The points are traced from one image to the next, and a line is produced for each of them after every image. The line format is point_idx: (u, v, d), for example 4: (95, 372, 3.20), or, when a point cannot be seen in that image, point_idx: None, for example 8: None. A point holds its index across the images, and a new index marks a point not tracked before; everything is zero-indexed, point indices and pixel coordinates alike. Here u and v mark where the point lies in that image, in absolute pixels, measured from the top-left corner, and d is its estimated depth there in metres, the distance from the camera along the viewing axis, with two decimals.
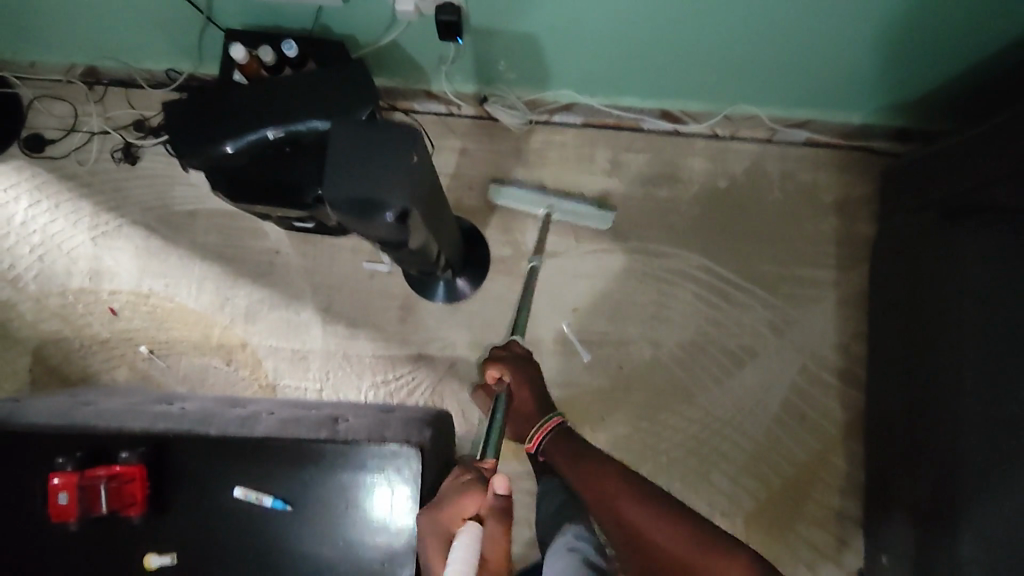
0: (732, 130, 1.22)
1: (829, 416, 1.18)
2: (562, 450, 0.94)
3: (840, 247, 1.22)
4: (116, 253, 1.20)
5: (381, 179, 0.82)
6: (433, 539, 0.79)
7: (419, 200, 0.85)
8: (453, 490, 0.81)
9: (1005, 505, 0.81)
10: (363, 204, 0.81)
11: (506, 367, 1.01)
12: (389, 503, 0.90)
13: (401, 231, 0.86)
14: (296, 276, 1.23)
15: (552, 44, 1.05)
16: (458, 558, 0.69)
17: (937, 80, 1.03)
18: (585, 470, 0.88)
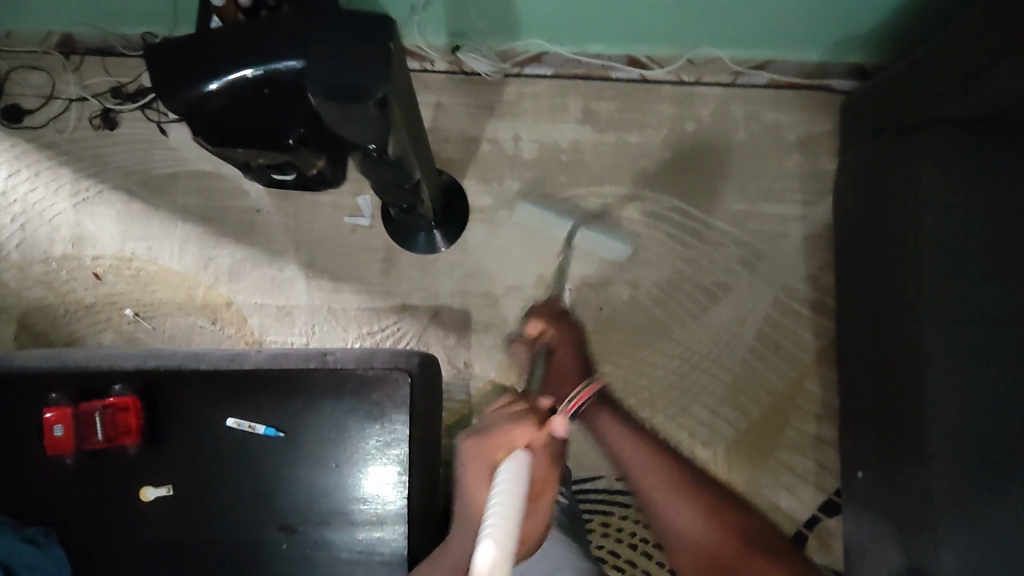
0: (697, 75, 1.29)
1: (798, 345, 1.27)
2: (605, 420, 0.87)
3: (804, 182, 1.30)
4: (98, 219, 1.21)
5: (362, 63, 0.71)
6: (475, 462, 0.68)
7: (398, 95, 0.77)
8: (504, 417, 0.70)
9: (956, 387, 0.97)
10: (343, 92, 0.71)
11: (549, 322, 1.04)
12: (387, 426, 0.89)
13: (382, 125, 0.77)
14: (277, 233, 1.22)
15: None
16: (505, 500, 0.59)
17: (876, 19, 1.13)
18: (630, 443, 0.81)
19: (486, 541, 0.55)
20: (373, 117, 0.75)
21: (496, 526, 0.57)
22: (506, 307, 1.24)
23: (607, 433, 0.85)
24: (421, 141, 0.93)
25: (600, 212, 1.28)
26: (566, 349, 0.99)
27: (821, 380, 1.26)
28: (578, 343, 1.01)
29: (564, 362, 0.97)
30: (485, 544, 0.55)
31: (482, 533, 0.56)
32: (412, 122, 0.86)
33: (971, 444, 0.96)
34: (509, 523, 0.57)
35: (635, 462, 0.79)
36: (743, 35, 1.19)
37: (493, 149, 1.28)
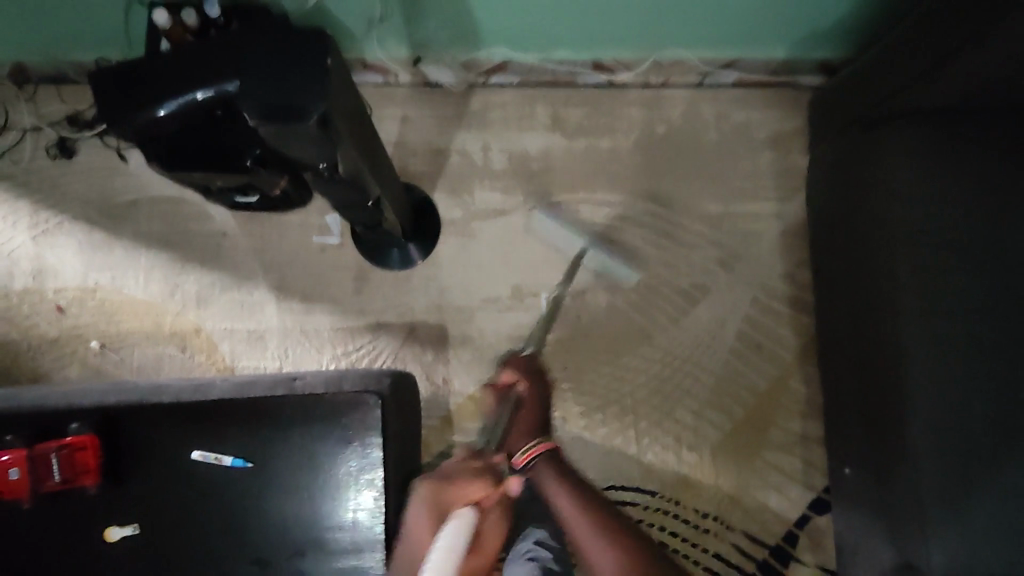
0: (664, 78, 1.29)
1: (778, 342, 1.26)
2: (552, 484, 0.84)
3: (776, 179, 1.30)
4: (59, 249, 1.18)
5: (298, 82, 0.70)
6: (427, 509, 0.73)
7: (342, 107, 0.75)
8: (466, 471, 0.78)
9: (930, 379, 0.97)
10: (280, 111, 0.69)
11: (525, 377, 1.03)
12: (358, 448, 0.86)
13: (325, 144, 0.74)
14: (244, 256, 1.20)
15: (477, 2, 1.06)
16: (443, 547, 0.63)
17: (836, 13, 1.13)
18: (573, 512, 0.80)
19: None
20: (315, 136, 0.72)
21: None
22: (483, 320, 1.23)
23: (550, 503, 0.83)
24: (376, 153, 0.90)
25: (574, 219, 1.27)
26: (534, 406, 0.99)
27: (804, 377, 1.25)
28: (546, 404, 1.00)
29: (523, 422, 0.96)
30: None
31: None
32: (363, 135, 0.84)
33: (954, 436, 0.95)
34: None
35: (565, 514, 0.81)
36: (706, 35, 1.19)
37: (462, 160, 1.27)
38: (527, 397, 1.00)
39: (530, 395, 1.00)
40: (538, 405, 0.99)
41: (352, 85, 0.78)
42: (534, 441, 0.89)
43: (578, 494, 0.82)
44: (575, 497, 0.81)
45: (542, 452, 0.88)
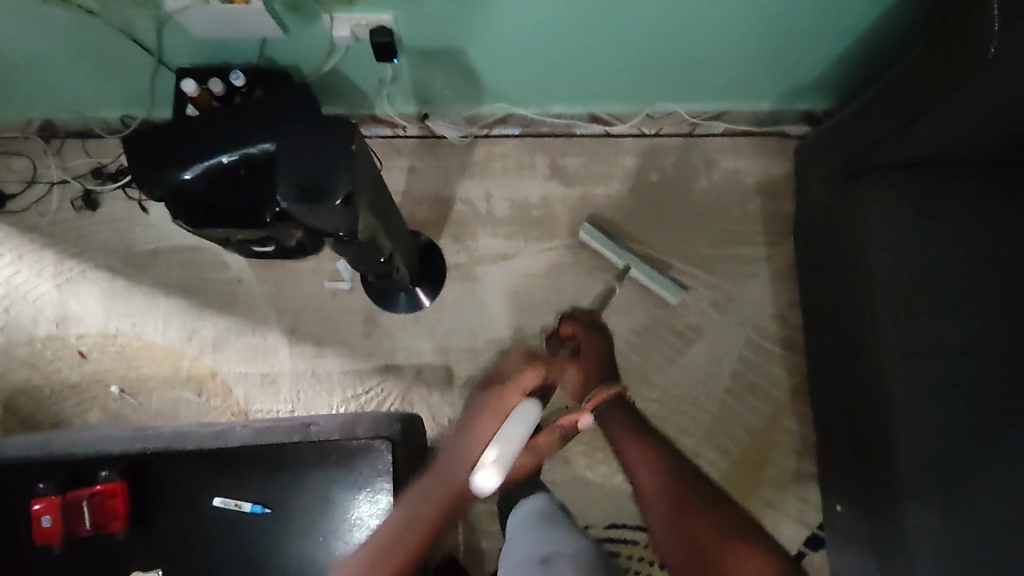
0: (656, 128, 1.36)
1: (771, 381, 1.31)
2: (615, 418, 0.90)
3: (766, 224, 1.36)
4: (81, 297, 1.24)
5: (331, 154, 0.79)
6: (491, 408, 0.79)
7: (363, 185, 0.82)
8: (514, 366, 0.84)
9: (920, 423, 1.02)
10: (308, 191, 0.77)
11: (583, 326, 1.05)
12: (369, 486, 0.90)
13: (348, 216, 0.81)
14: (259, 301, 1.25)
15: (481, 63, 1.14)
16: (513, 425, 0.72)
17: (818, 68, 1.20)
18: (623, 424, 0.89)
19: (493, 444, 0.70)
20: (339, 212, 0.80)
21: (510, 437, 0.72)
22: (488, 361, 1.28)
23: (615, 437, 0.88)
24: (388, 213, 0.96)
25: (573, 263, 1.32)
26: (589, 356, 1.00)
27: (796, 414, 1.30)
28: (602, 351, 1.02)
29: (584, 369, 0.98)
30: (492, 449, 0.69)
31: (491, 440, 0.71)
32: (381, 200, 0.92)
33: (938, 475, 1.00)
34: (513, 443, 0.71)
35: (613, 424, 0.89)
36: (696, 88, 1.26)
37: (466, 209, 1.33)
38: (585, 345, 1.02)
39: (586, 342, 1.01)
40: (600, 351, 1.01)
41: (372, 163, 0.87)
42: (604, 387, 0.95)
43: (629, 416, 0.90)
44: (628, 419, 0.89)
45: (611, 398, 0.93)
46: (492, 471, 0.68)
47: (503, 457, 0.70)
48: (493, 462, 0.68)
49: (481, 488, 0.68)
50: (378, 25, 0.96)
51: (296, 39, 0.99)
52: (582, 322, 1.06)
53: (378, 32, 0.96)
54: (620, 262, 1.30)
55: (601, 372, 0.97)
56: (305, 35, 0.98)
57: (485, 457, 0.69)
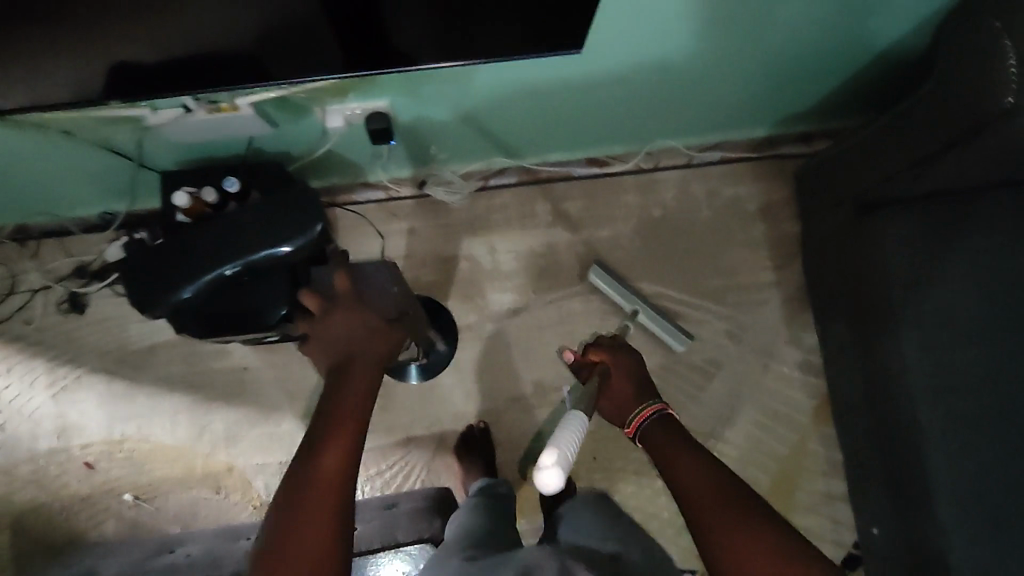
0: (654, 162, 1.36)
1: (793, 406, 1.32)
2: (659, 436, 0.89)
3: (771, 247, 1.36)
4: (80, 404, 1.18)
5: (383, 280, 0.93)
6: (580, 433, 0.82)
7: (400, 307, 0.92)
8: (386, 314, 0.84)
9: (959, 461, 1.00)
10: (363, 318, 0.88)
11: (608, 349, 1.00)
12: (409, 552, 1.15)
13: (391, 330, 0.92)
14: (268, 387, 1.20)
15: (488, 118, 1.11)
16: (568, 433, 0.79)
17: (813, 93, 1.21)
18: (669, 436, 0.88)
19: (551, 449, 0.74)
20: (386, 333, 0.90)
21: (564, 444, 0.76)
22: (511, 421, 1.26)
23: (658, 451, 0.87)
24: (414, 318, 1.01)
25: (585, 310, 1.31)
26: (622, 380, 0.97)
27: (822, 436, 1.31)
28: (638, 375, 0.98)
29: (620, 393, 0.97)
30: (552, 451, 0.73)
31: (550, 445, 0.75)
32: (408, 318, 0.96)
33: (979, 508, 0.97)
34: (569, 448, 0.76)
35: (649, 428, 0.91)
36: (692, 123, 1.27)
37: (471, 266, 1.30)
38: (614, 371, 0.98)
39: (616, 368, 0.98)
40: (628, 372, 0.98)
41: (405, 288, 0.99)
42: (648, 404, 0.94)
43: (674, 435, 0.88)
44: (674, 435, 0.88)
45: (655, 413, 0.92)
46: (555, 472, 0.71)
47: (561, 460, 0.73)
48: (554, 463, 0.71)
49: (546, 490, 0.71)
50: (374, 111, 0.94)
51: (286, 131, 0.96)
52: (605, 345, 1.01)
53: (374, 118, 0.94)
54: (629, 308, 1.28)
55: (636, 392, 0.96)
56: (297, 128, 0.95)
57: (546, 461, 0.72)
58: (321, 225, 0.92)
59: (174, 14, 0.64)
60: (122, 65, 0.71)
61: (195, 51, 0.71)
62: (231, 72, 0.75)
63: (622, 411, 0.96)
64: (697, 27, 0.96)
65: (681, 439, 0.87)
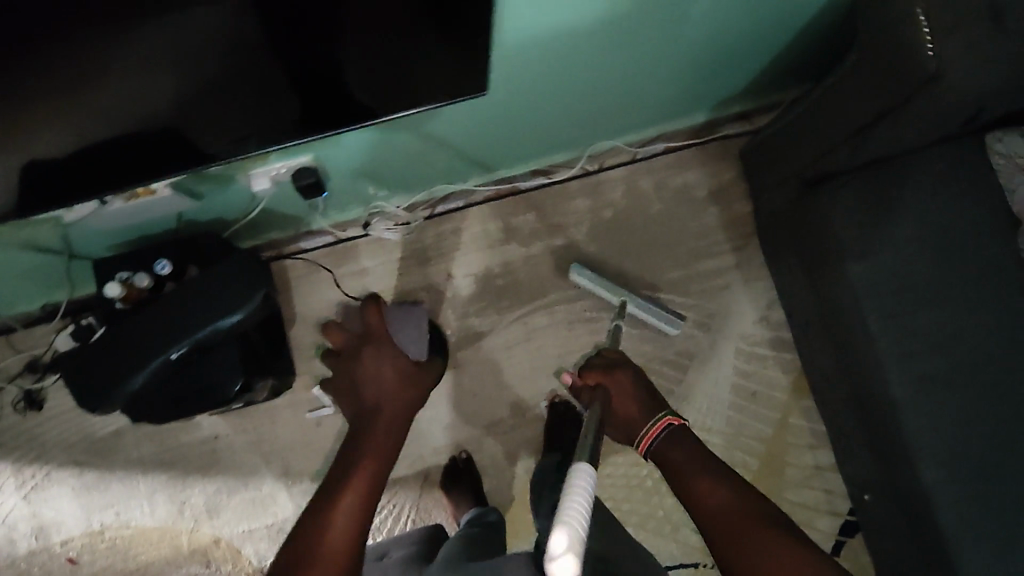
0: (598, 163, 1.36)
1: (770, 385, 1.32)
2: (673, 451, 0.97)
3: (726, 230, 1.36)
4: (54, 502, 1.15)
5: (417, 337, 1.14)
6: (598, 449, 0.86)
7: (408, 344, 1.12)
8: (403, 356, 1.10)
9: (936, 422, 1.01)
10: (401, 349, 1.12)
11: (603, 372, 1.07)
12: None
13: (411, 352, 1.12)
14: (242, 453, 1.18)
15: (418, 148, 1.09)
16: (579, 489, 0.65)
17: (742, 75, 1.21)
18: (688, 455, 0.96)
19: (560, 528, 0.60)
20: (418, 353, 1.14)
21: (574, 514, 0.62)
22: (493, 446, 1.26)
23: (678, 469, 0.95)
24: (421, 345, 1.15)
25: (551, 323, 1.31)
26: (624, 398, 1.04)
27: (803, 410, 1.31)
28: (635, 390, 1.05)
29: (625, 413, 1.03)
30: (561, 533, 0.59)
31: (557, 517, 0.61)
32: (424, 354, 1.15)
33: (962, 463, 1.00)
34: (581, 517, 0.62)
35: (665, 449, 0.98)
36: (628, 122, 1.26)
37: (431, 296, 1.28)
38: (614, 389, 1.05)
39: (614, 386, 1.05)
40: (626, 389, 1.05)
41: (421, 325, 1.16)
42: (656, 420, 1.00)
43: (686, 451, 0.96)
44: (689, 453, 0.96)
45: (664, 429, 0.99)
46: (570, 560, 0.58)
47: (574, 541, 0.59)
48: (567, 551, 0.58)
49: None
50: (300, 167, 0.92)
51: (213, 202, 0.94)
52: (600, 369, 1.09)
53: (303, 174, 0.92)
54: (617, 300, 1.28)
55: (641, 407, 1.03)
56: (224, 196, 0.93)
57: (556, 546, 0.59)
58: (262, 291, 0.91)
59: (81, 104, 0.63)
60: (33, 161, 0.70)
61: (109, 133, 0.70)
62: (152, 148, 0.75)
63: (630, 432, 1.03)
64: (610, 32, 0.95)
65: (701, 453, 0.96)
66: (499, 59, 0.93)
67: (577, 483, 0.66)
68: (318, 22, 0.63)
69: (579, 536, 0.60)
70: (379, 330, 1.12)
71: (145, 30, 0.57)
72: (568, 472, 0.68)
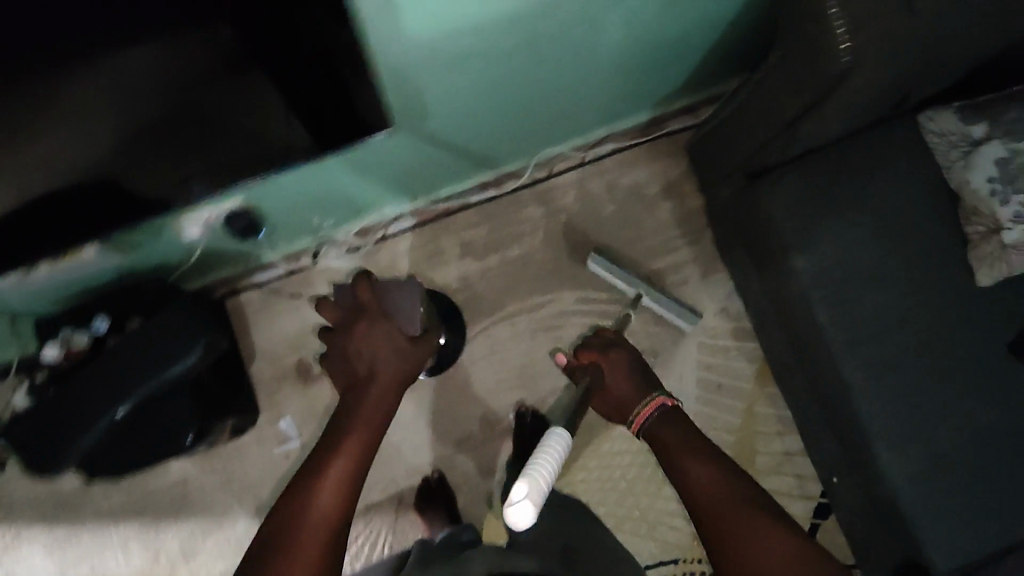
0: (548, 170, 1.36)
1: (735, 375, 1.33)
2: (667, 432, 0.97)
3: (680, 225, 1.37)
4: (26, 560, 1.14)
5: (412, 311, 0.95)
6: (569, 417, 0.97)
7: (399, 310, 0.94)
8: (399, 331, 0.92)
9: (890, 404, 1.03)
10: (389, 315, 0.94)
11: (600, 351, 1.08)
12: None
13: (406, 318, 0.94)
14: (213, 493, 1.18)
15: (359, 174, 1.10)
16: (549, 457, 0.80)
17: (679, 72, 1.21)
18: (677, 437, 0.96)
19: (522, 481, 0.75)
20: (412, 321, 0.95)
21: (538, 471, 0.77)
22: (465, 461, 1.26)
23: (669, 449, 0.95)
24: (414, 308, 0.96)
25: (514, 333, 1.31)
26: (617, 377, 1.05)
27: (769, 398, 1.33)
28: (630, 368, 1.05)
29: (618, 394, 1.04)
30: (521, 485, 0.74)
31: (521, 473, 0.77)
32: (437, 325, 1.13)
33: (918, 441, 1.02)
34: (544, 477, 0.77)
35: (659, 428, 0.98)
36: (570, 128, 1.27)
37: None
38: (608, 370, 1.06)
39: (608, 366, 1.06)
40: (621, 369, 1.05)
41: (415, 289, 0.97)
42: (648, 399, 1.01)
43: (678, 435, 0.96)
44: (683, 436, 0.96)
45: (656, 410, 0.99)
46: (524, 504, 0.73)
47: (533, 491, 0.75)
48: (524, 498, 0.73)
49: (516, 523, 0.73)
50: (233, 210, 0.94)
51: (150, 252, 0.95)
52: (597, 348, 1.09)
53: (236, 216, 0.94)
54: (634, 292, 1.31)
55: (633, 386, 1.03)
56: (159, 246, 0.95)
57: (515, 495, 0.74)
58: (200, 341, 0.91)
59: (9, 170, 0.67)
60: None
61: (40, 194, 0.73)
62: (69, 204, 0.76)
63: (623, 411, 1.03)
64: (535, 48, 0.95)
65: (692, 435, 0.96)
66: (422, 84, 0.93)
67: (546, 447, 0.82)
68: (237, 70, 0.67)
69: (536, 488, 0.75)
70: (372, 305, 0.93)
71: (61, 93, 0.61)
72: (542, 444, 0.82)
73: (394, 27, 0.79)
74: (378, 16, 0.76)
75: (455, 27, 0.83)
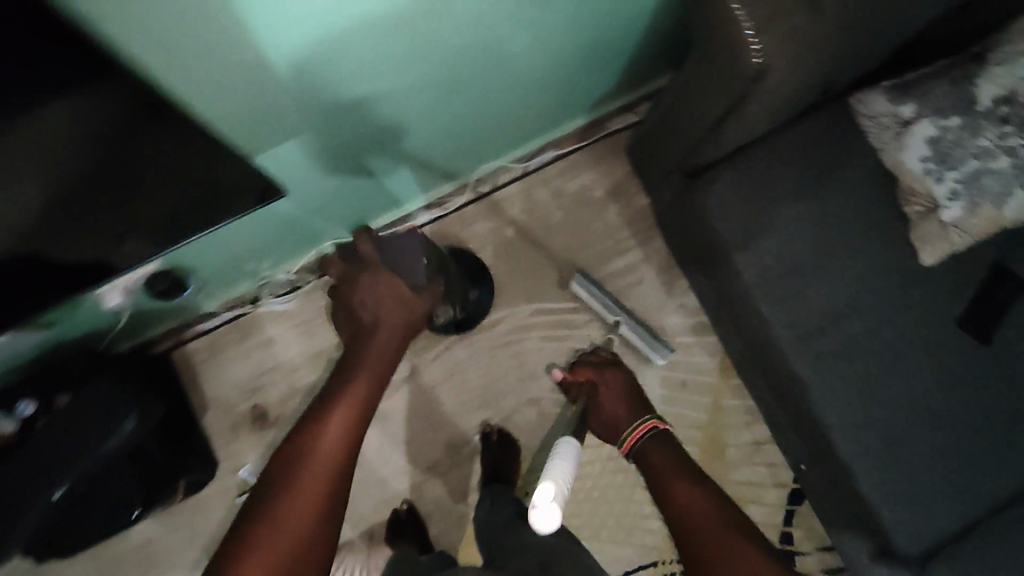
0: (490, 184, 1.34)
1: (699, 370, 1.33)
2: (657, 452, 0.97)
3: (629, 225, 1.35)
4: None
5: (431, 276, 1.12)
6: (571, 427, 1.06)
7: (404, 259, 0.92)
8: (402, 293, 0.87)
9: (845, 394, 1.02)
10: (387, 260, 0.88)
11: (595, 368, 1.14)
12: None
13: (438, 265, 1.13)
14: (178, 551, 1.15)
15: (288, 218, 1.06)
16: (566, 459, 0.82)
17: (609, 75, 1.20)
18: (667, 456, 0.96)
19: (547, 483, 0.76)
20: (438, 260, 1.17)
21: (558, 474, 0.79)
22: (435, 488, 1.25)
23: (657, 467, 0.95)
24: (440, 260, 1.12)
25: (472, 353, 1.29)
26: (610, 394, 1.09)
27: (734, 390, 1.32)
28: (624, 386, 1.10)
29: (609, 412, 1.05)
30: (548, 486, 0.75)
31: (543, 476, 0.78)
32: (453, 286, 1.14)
33: (875, 428, 1.02)
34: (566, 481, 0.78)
35: (648, 448, 0.98)
36: (506, 141, 1.24)
37: None
38: (604, 386, 1.11)
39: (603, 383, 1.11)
40: (617, 387, 1.10)
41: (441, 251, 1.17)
42: (643, 419, 1.01)
43: (669, 454, 0.96)
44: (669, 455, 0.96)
45: (649, 429, 1.00)
46: (551, 508, 0.73)
47: (557, 493, 0.75)
48: (550, 500, 0.74)
49: (543, 525, 0.74)
50: (153, 275, 0.95)
51: (76, 324, 0.96)
52: (592, 365, 1.15)
53: (157, 280, 0.96)
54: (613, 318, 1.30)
55: (625, 406, 1.05)
56: (83, 317, 0.95)
57: (539, 497, 0.74)
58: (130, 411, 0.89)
59: None
60: None
61: None
62: None
63: (614, 430, 1.04)
64: (451, 74, 0.92)
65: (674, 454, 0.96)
66: (337, 124, 0.90)
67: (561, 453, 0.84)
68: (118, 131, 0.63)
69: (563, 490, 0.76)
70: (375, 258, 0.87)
71: None
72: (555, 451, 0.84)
73: (281, 85, 0.76)
74: (276, 72, 0.73)
75: (347, 74, 0.80)
